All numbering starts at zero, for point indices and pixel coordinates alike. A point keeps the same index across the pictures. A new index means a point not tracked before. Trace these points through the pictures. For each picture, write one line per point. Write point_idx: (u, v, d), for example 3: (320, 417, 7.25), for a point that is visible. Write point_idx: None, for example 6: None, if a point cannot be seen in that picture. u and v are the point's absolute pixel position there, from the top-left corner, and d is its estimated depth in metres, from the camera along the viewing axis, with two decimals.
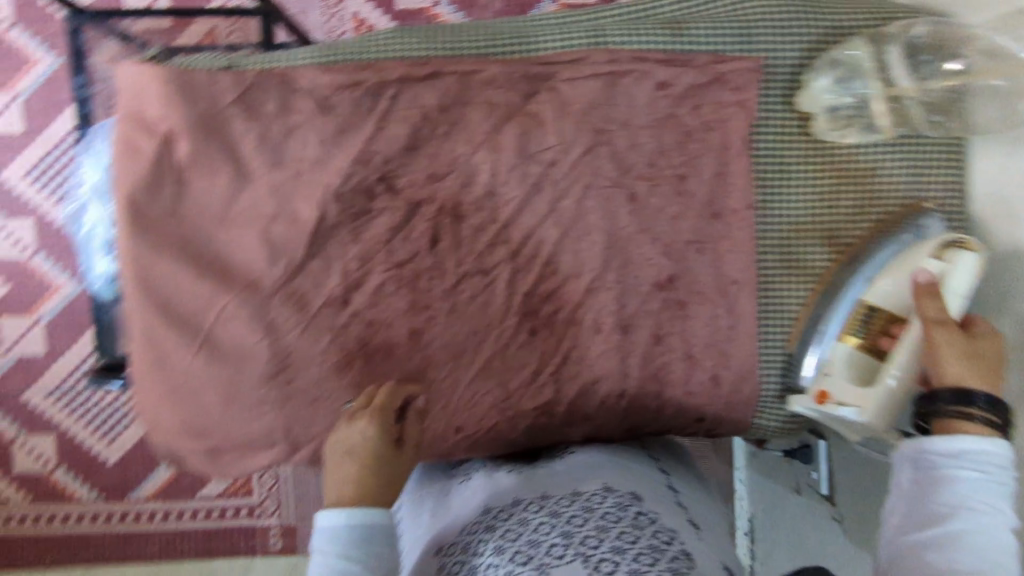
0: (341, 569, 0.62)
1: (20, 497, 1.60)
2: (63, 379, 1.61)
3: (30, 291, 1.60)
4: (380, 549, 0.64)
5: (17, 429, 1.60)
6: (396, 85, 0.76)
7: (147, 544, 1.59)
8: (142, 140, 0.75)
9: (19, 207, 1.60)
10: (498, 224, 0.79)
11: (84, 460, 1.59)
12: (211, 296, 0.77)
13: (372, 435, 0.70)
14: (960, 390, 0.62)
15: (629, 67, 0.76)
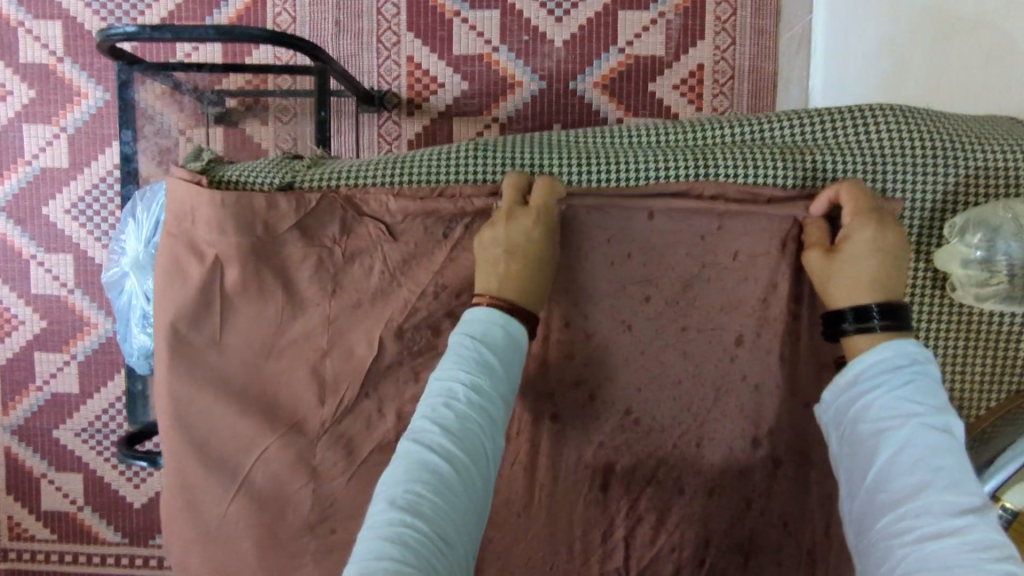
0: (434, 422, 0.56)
1: (46, 533, 1.76)
2: (93, 421, 1.72)
3: (68, 326, 1.69)
4: (513, 368, 0.62)
5: (48, 465, 1.74)
6: (473, 212, 0.68)
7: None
8: (192, 266, 0.69)
9: (63, 244, 1.66)
10: (574, 366, 0.70)
11: (108, 503, 1.74)
12: (253, 437, 0.70)
13: None
14: (860, 304, 0.61)
15: (738, 205, 0.67)
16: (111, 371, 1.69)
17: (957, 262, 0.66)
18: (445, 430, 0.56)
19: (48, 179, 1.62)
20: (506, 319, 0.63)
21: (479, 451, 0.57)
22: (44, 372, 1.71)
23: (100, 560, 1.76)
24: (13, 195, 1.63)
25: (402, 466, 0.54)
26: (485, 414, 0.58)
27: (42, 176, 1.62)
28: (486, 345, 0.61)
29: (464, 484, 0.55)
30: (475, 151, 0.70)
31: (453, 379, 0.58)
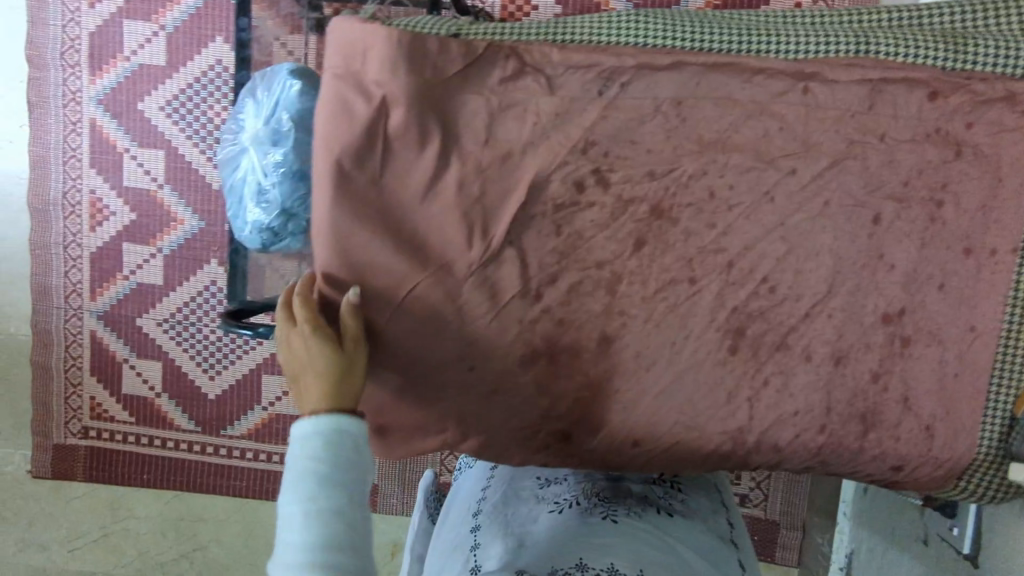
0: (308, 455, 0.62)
1: (126, 416, 1.73)
2: (177, 309, 1.70)
3: (156, 220, 1.67)
4: (353, 433, 0.63)
5: (131, 351, 1.72)
6: (631, 72, 0.72)
7: (236, 476, 1.72)
8: (358, 103, 0.72)
9: (154, 138, 1.64)
10: (715, 231, 0.73)
11: (186, 393, 1.72)
12: (404, 275, 0.74)
13: (314, 341, 0.67)
14: None
15: (901, 75, 0.69)
16: (196, 263, 1.67)
17: None
18: (301, 521, 0.58)
19: (146, 76, 1.63)
20: (330, 396, 0.64)
21: (348, 517, 0.60)
22: (132, 263, 1.69)
23: (175, 446, 1.73)
24: (111, 89, 1.63)
25: (280, 554, 0.58)
26: (341, 487, 0.60)
27: (141, 72, 1.63)
28: (318, 428, 0.62)
29: (344, 554, 0.58)
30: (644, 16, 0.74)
31: (292, 477, 0.60)
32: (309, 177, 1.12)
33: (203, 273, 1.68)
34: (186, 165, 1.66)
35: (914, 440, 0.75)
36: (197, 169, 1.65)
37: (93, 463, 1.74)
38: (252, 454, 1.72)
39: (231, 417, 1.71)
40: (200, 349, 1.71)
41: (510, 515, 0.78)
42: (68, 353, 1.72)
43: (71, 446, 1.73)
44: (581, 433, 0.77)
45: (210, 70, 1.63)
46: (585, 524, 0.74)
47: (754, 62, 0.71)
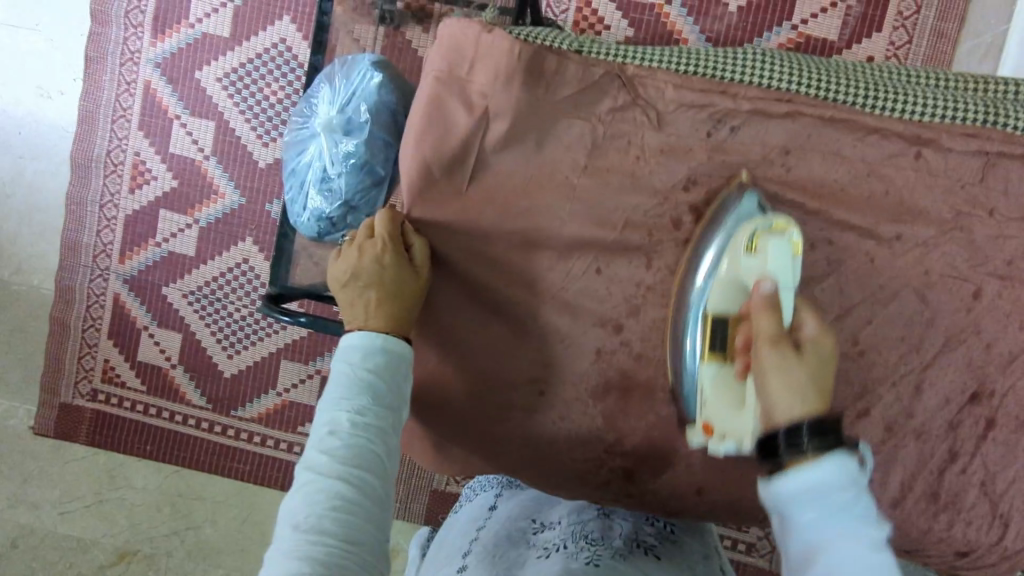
0: (347, 426, 0.59)
1: (138, 384, 1.65)
2: (206, 282, 1.61)
3: (198, 192, 1.59)
4: (400, 389, 0.64)
5: (152, 319, 1.64)
6: (745, 112, 0.70)
7: (242, 460, 1.62)
8: (461, 114, 0.70)
9: (207, 109, 1.56)
10: (810, 286, 0.71)
11: (202, 367, 1.63)
12: (485, 289, 0.73)
13: (387, 262, 0.67)
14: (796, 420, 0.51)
15: (1021, 153, 0.68)
16: (231, 239, 1.59)
17: None
18: (336, 458, 0.58)
19: (208, 47, 1.55)
20: (388, 337, 0.65)
21: (377, 466, 0.59)
22: (166, 231, 1.61)
23: (182, 421, 1.64)
24: (170, 54, 1.56)
25: (302, 497, 0.56)
26: (364, 478, 0.58)
27: (203, 42, 1.55)
28: (369, 371, 0.63)
29: (364, 502, 0.57)
30: (765, 58, 0.72)
31: (336, 410, 0.60)
32: (375, 170, 1.11)
33: (236, 250, 1.60)
34: (236, 141, 1.58)
35: (986, 528, 0.72)
36: (245, 145, 1.57)
37: (97, 428, 1.65)
38: (262, 440, 1.62)
39: (246, 398, 1.63)
40: (222, 326, 1.62)
41: (497, 551, 0.68)
42: (87, 313, 1.64)
43: (77, 407, 1.65)
44: (645, 474, 0.76)
45: (274, 48, 1.54)
46: (577, 568, 0.62)
47: (870, 120, 0.69)
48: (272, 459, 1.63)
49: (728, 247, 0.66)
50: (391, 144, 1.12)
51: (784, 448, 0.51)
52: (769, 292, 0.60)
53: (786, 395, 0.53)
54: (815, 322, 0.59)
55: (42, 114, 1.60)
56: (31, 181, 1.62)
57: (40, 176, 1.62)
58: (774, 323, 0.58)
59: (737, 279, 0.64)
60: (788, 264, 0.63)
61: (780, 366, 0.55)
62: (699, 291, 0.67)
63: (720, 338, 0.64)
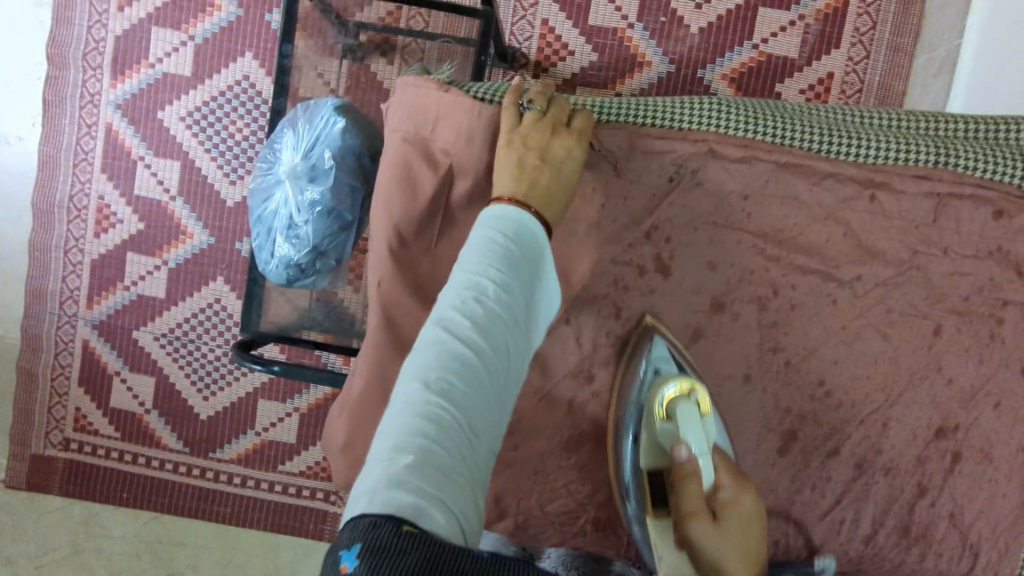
0: (486, 291, 0.51)
1: (111, 431, 1.61)
2: (177, 324, 1.58)
3: (164, 234, 1.56)
4: (535, 280, 0.56)
5: (123, 363, 1.60)
6: (701, 158, 0.70)
7: (222, 503, 1.59)
8: (422, 171, 0.71)
9: (172, 149, 1.54)
10: (775, 328, 0.72)
11: (177, 411, 1.60)
12: None
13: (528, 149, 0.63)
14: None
15: (969, 192, 0.69)
16: (201, 281, 1.56)
17: None
18: (474, 322, 0.49)
19: (169, 86, 1.52)
20: (534, 222, 0.58)
21: (507, 354, 0.50)
22: (134, 274, 1.58)
23: (158, 466, 1.61)
24: (132, 95, 1.53)
25: (428, 359, 0.47)
26: (498, 355, 0.49)
27: (164, 81, 1.52)
28: (512, 247, 0.55)
29: (494, 386, 0.48)
30: (722, 104, 0.72)
31: (478, 274, 0.51)
32: (343, 216, 1.10)
33: (207, 290, 1.57)
34: (202, 179, 1.55)
35: (959, 559, 0.72)
36: (211, 183, 1.55)
37: (71, 479, 1.61)
38: (240, 480, 1.60)
39: (222, 439, 1.60)
40: (196, 368, 1.59)
41: None
42: (56, 360, 1.60)
43: (49, 457, 1.61)
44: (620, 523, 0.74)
45: (237, 85, 1.52)
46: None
47: (828, 162, 0.70)
48: (251, 501, 1.60)
49: (658, 381, 0.67)
50: (357, 188, 1.12)
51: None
52: (686, 458, 0.60)
53: (720, 546, 0.58)
54: (733, 482, 0.61)
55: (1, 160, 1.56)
56: None
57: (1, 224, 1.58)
58: (700, 489, 0.58)
59: (657, 447, 0.65)
60: (698, 427, 0.63)
61: (710, 545, 0.57)
62: (626, 452, 0.67)
63: (657, 491, 0.62)
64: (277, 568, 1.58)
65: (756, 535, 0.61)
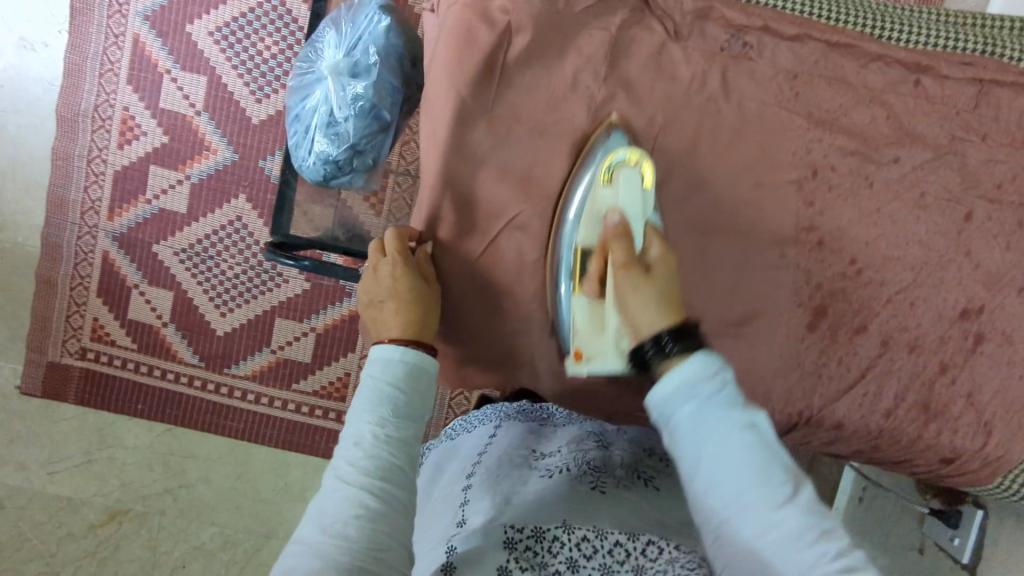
0: (374, 433, 0.59)
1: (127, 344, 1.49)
2: (201, 237, 1.48)
3: (188, 148, 1.46)
4: (421, 400, 0.64)
5: (143, 277, 1.49)
6: (756, 34, 0.73)
7: (236, 418, 1.48)
8: (482, 30, 0.71)
9: (199, 63, 1.45)
10: (813, 209, 0.74)
11: (195, 325, 1.49)
12: (506, 205, 0.74)
13: (401, 276, 0.71)
14: (656, 330, 0.56)
15: (1011, 80, 0.72)
16: (225, 195, 1.47)
17: None
18: (360, 467, 0.57)
19: (200, 1, 1.44)
20: (411, 350, 0.65)
21: (402, 479, 0.59)
22: (155, 188, 1.47)
23: (174, 380, 1.49)
24: (160, 6, 1.44)
25: (326, 499, 0.56)
26: (392, 485, 0.57)
27: None
28: (392, 387, 0.63)
29: (391, 510, 0.56)
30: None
31: (360, 423, 0.60)
32: (382, 115, 1.12)
33: (229, 208, 1.48)
34: (228, 96, 1.46)
35: (972, 436, 0.77)
36: (240, 100, 1.46)
37: (88, 386, 1.48)
38: (256, 396, 1.49)
39: (239, 354, 1.49)
40: (216, 283, 1.48)
41: (502, 474, 0.72)
42: (75, 271, 1.48)
43: (63, 367, 1.47)
44: None
45: (269, 2, 1.44)
46: (570, 496, 0.68)
47: (876, 46, 0.73)
48: (263, 418, 1.49)
49: (594, 177, 0.70)
50: (399, 90, 1.13)
51: (653, 355, 0.56)
52: (616, 221, 0.64)
53: (642, 310, 0.58)
54: (664, 244, 0.61)
55: (25, 66, 1.45)
56: (13, 137, 1.46)
57: (22, 133, 1.46)
58: (627, 247, 0.61)
59: (597, 210, 0.68)
60: (638, 197, 0.66)
61: (635, 290, 0.59)
62: (573, 224, 0.70)
63: (586, 265, 0.68)
64: (288, 485, 1.48)
65: (678, 289, 0.60)
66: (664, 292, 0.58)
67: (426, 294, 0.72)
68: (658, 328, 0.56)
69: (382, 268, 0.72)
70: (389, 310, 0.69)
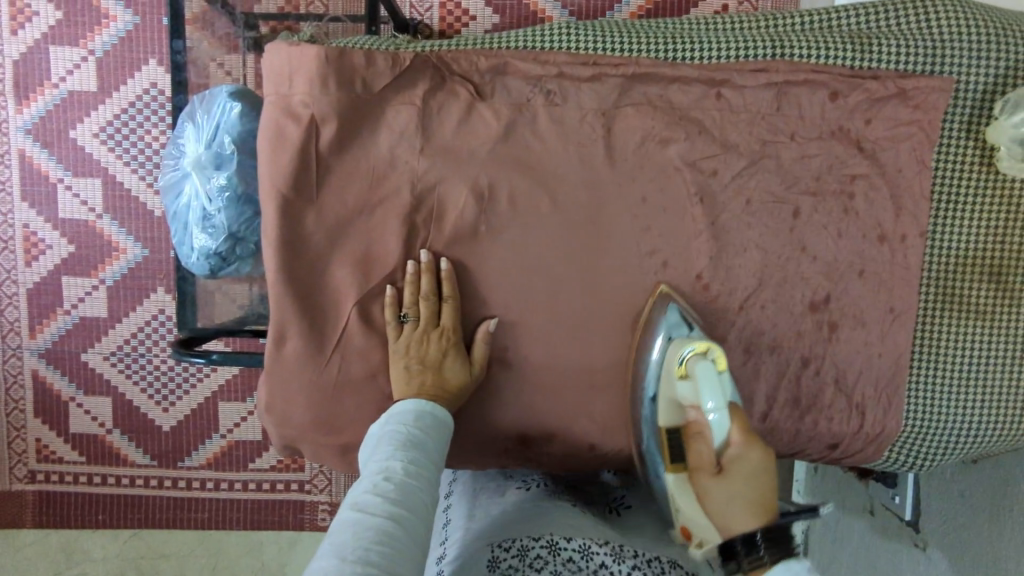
0: (400, 469, 0.60)
1: (76, 457, 1.39)
2: (129, 338, 1.35)
3: (96, 252, 1.33)
4: (438, 445, 0.66)
5: (77, 387, 1.38)
6: (555, 80, 0.75)
7: (197, 508, 1.40)
8: (290, 127, 0.72)
9: (91, 166, 1.30)
10: (648, 236, 0.76)
11: (139, 426, 1.38)
12: (349, 289, 0.75)
13: (437, 324, 0.73)
14: (744, 530, 0.61)
15: (805, 77, 0.74)
16: (139, 297, 1.33)
17: (1006, 139, 0.73)
18: (387, 497, 0.57)
19: (76, 104, 1.28)
20: (430, 404, 0.69)
21: (421, 513, 0.59)
22: (71, 298, 1.34)
23: (129, 484, 1.40)
24: (40, 117, 1.29)
25: (341, 528, 0.55)
26: (416, 517, 0.58)
27: (72, 100, 1.29)
28: (413, 429, 0.66)
29: (409, 544, 0.55)
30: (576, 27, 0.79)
31: (390, 460, 0.61)
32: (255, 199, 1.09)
33: (150, 303, 1.34)
34: (127, 193, 1.32)
35: (847, 419, 0.79)
36: (138, 195, 1.31)
37: (45, 509, 1.40)
38: (211, 483, 1.40)
39: (188, 446, 1.39)
40: (150, 380, 1.37)
41: (481, 505, 0.77)
42: (8, 394, 1.38)
43: (15, 492, 1.40)
44: (536, 435, 0.79)
45: (147, 95, 1.28)
46: (546, 508, 0.72)
47: (669, 70, 0.75)
48: (226, 503, 1.40)
49: (665, 370, 0.72)
50: None
51: (743, 555, 0.59)
52: (695, 418, 0.69)
53: (728, 510, 0.63)
54: (742, 434, 0.66)
55: None
56: None
57: None
58: (708, 446, 0.68)
59: (676, 402, 0.71)
60: (716, 383, 0.68)
61: (730, 500, 0.64)
62: (651, 401, 0.74)
63: (676, 448, 0.71)
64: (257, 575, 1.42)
65: (771, 485, 0.64)
66: (750, 485, 0.64)
67: (459, 347, 0.74)
68: (748, 530, 0.60)
69: (421, 308, 0.74)
70: (416, 375, 0.71)
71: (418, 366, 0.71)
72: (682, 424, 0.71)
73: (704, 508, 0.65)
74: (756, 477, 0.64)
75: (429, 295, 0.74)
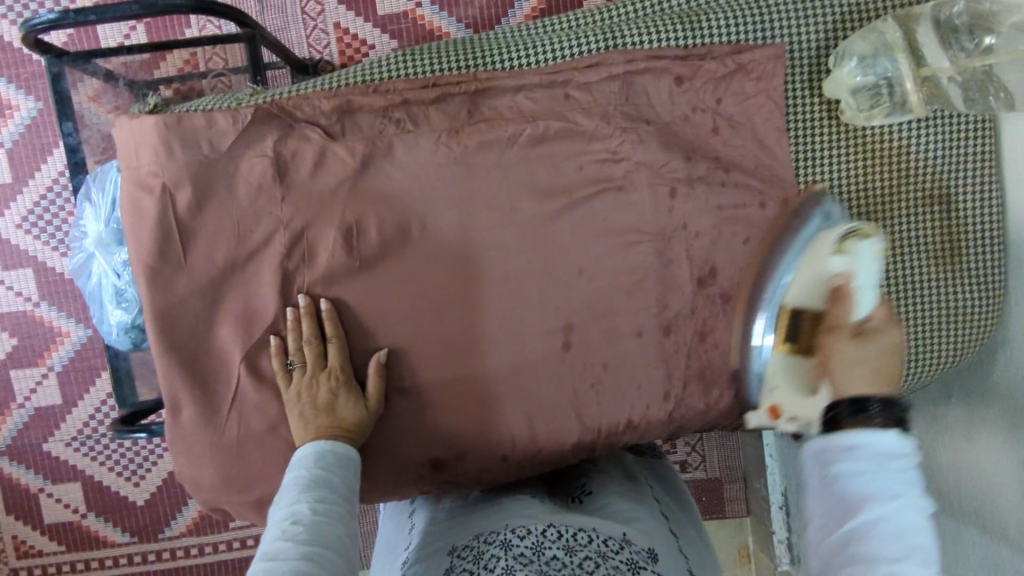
0: (309, 509, 0.59)
1: (55, 547, 1.34)
2: (82, 427, 1.31)
3: (38, 340, 1.27)
4: (347, 481, 0.65)
5: (44, 478, 1.32)
6: (402, 108, 0.76)
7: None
8: (145, 200, 0.73)
9: (18, 256, 1.25)
10: (521, 244, 0.76)
11: (113, 504, 1.34)
12: (236, 347, 0.75)
13: (328, 364, 0.74)
14: (863, 393, 0.50)
15: (645, 64, 0.76)
16: (90, 380, 1.28)
17: (845, 90, 0.74)
18: (298, 539, 0.56)
19: None
20: (330, 442, 0.68)
21: (338, 549, 0.57)
22: (23, 392, 1.29)
23: (113, 564, 1.36)
24: None
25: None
26: (334, 551, 0.56)
27: None
28: (318, 470, 0.64)
29: None
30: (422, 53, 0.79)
31: (297, 504, 0.59)
32: None
33: (103, 384, 1.30)
34: (63, 276, 1.26)
35: (750, 386, 0.80)
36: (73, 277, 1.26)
37: None
38: (195, 551, 1.35)
39: (164, 517, 1.34)
40: (116, 459, 1.32)
41: (439, 522, 0.71)
42: None
43: None
44: (447, 458, 0.79)
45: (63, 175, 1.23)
46: (500, 512, 0.68)
47: (512, 80, 0.76)
48: (210, 567, 1.36)
49: (828, 231, 0.66)
50: None
51: (848, 416, 0.49)
52: (840, 283, 0.61)
53: (851, 378, 0.53)
54: (887, 314, 0.57)
55: None
56: None
57: None
58: (850, 311, 0.58)
59: (823, 275, 0.63)
60: (874, 266, 0.61)
61: (849, 362, 0.55)
62: (793, 272, 0.68)
63: (795, 326, 0.64)
64: None
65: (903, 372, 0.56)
66: (878, 376, 0.53)
67: (351, 385, 0.74)
68: (863, 394, 0.50)
69: (306, 352, 0.74)
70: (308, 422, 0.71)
71: (310, 411, 0.71)
72: (813, 306, 0.63)
73: (829, 365, 0.56)
74: (883, 357, 0.54)
75: (316, 337, 0.74)
